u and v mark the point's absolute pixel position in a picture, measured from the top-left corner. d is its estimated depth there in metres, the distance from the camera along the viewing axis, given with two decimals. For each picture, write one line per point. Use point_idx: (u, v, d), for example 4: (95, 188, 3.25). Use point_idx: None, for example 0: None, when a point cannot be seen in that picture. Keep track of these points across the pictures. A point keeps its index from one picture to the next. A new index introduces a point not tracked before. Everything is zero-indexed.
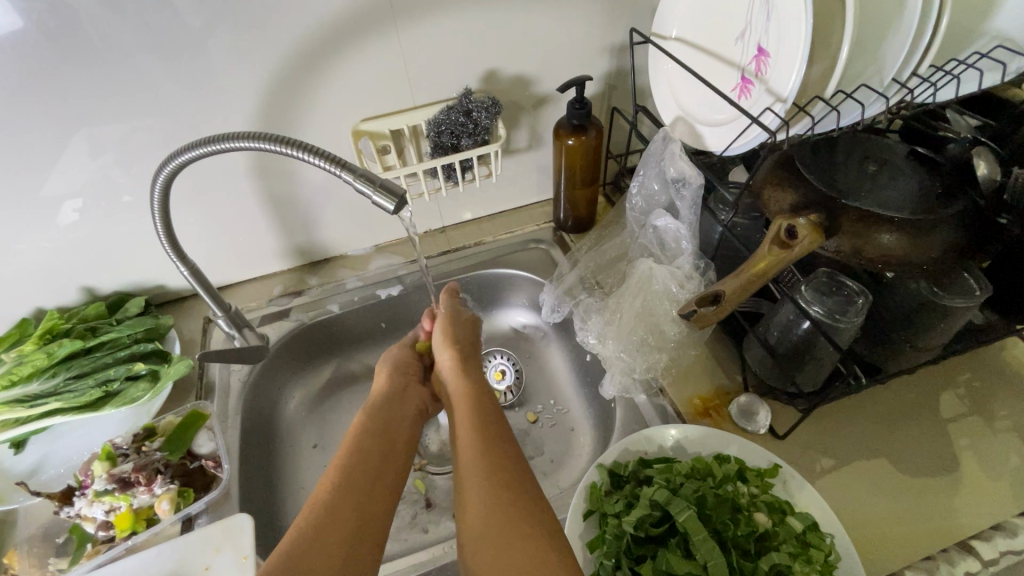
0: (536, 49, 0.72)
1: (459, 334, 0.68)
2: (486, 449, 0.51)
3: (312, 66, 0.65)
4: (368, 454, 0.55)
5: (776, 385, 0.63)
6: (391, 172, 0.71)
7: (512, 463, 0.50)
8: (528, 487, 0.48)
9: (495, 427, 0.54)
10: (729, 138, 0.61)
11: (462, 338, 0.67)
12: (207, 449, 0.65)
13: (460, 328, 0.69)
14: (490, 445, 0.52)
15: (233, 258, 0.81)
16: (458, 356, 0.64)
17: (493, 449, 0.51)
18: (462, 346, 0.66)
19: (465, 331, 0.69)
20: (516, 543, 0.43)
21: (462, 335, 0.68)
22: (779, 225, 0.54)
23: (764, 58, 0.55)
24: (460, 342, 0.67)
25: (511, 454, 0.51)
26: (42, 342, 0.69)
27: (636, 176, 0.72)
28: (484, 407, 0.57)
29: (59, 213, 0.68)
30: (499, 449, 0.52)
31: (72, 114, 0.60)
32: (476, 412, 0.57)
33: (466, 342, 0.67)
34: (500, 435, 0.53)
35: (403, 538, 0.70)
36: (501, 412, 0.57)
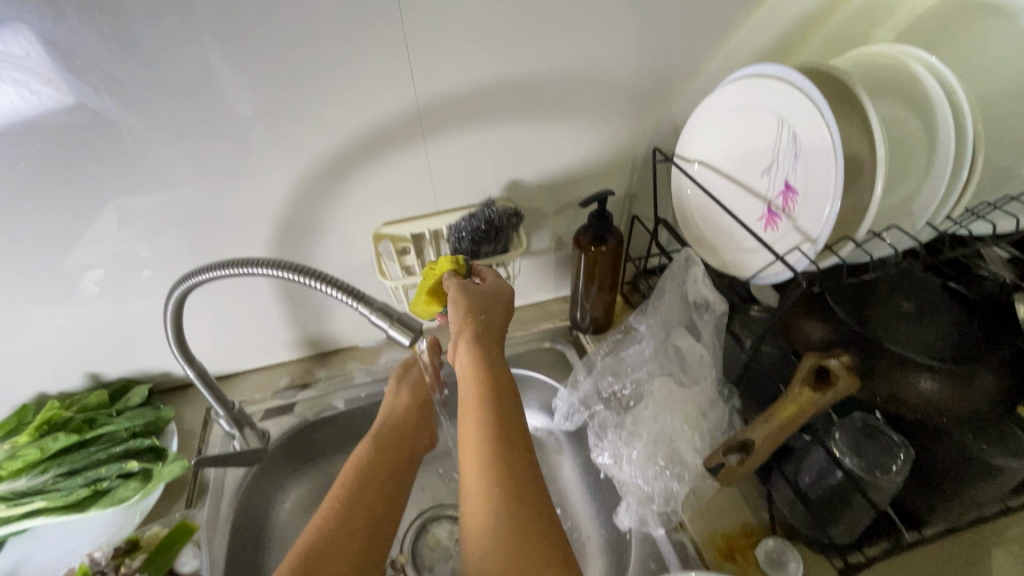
0: (559, 162, 0.73)
1: (474, 301, 0.60)
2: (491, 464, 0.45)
3: (340, 173, 0.66)
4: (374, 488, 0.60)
5: (809, 533, 0.57)
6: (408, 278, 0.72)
7: (521, 475, 0.45)
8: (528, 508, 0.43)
9: (502, 426, 0.48)
10: (755, 268, 0.59)
11: (479, 309, 0.59)
12: (189, 569, 0.58)
13: (473, 294, 0.60)
14: (492, 458, 0.46)
15: (243, 347, 0.79)
16: (469, 327, 0.58)
17: (497, 441, 0.47)
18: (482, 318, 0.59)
19: (481, 299, 0.60)
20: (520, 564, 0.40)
21: (480, 303, 0.60)
22: (809, 365, 0.51)
23: (792, 195, 0.54)
24: (473, 309, 0.59)
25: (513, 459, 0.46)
26: (37, 434, 0.67)
27: (655, 291, 0.70)
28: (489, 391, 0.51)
29: (77, 290, 0.68)
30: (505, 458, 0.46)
31: (103, 206, 0.62)
32: (483, 401, 0.50)
33: (483, 311, 0.59)
34: (508, 442, 0.47)
35: None
36: (513, 404, 0.51)
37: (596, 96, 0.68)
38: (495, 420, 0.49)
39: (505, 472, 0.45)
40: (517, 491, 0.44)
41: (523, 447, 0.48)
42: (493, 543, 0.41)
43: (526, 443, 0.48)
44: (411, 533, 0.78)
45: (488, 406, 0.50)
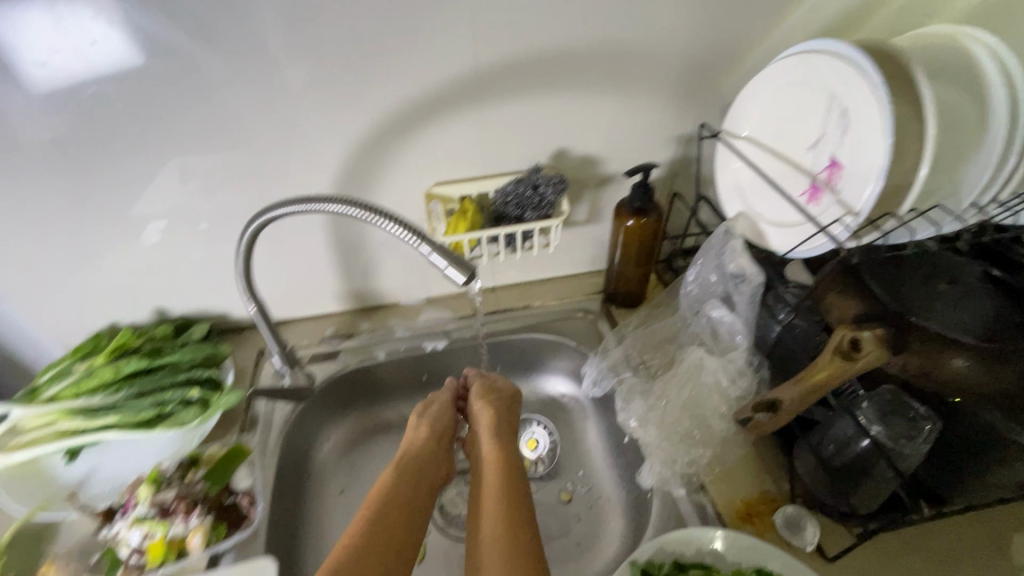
0: (606, 134, 0.75)
1: (495, 389, 0.74)
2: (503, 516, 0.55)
3: (397, 131, 0.70)
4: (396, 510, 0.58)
5: (828, 501, 0.58)
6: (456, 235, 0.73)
7: (532, 547, 0.53)
8: (537, 564, 0.51)
9: (516, 508, 0.57)
10: (793, 242, 0.61)
11: (500, 395, 0.73)
12: (244, 486, 0.64)
13: (491, 385, 0.75)
14: (507, 530, 0.54)
15: (295, 295, 0.85)
16: (490, 421, 0.69)
17: (515, 537, 0.53)
18: (499, 406, 0.71)
19: (500, 389, 0.74)
20: None
21: (501, 398, 0.73)
22: (842, 337, 0.54)
23: (837, 170, 0.56)
24: (495, 404, 0.71)
25: (529, 543, 0.53)
26: (112, 357, 0.74)
27: (693, 264, 0.71)
28: (504, 483, 0.60)
29: (144, 229, 0.73)
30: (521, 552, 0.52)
31: (181, 149, 0.67)
32: (500, 487, 0.59)
33: (503, 402, 0.72)
34: (519, 520, 0.55)
35: None
36: (527, 500, 0.59)
37: (649, 70, 0.69)
38: (508, 501, 0.57)
39: (521, 559, 0.51)
40: (528, 559, 0.51)
41: (534, 540, 0.54)
42: None
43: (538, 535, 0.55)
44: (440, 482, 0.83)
45: (502, 491, 0.59)
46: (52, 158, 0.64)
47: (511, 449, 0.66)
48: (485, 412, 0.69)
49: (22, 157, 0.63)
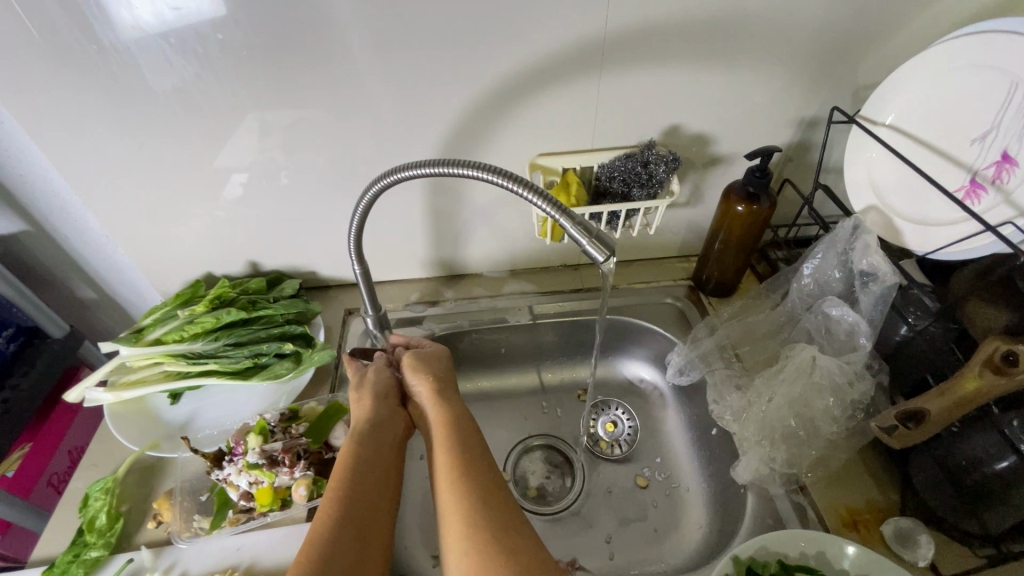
0: (725, 113, 0.71)
1: (424, 359, 0.66)
2: (456, 485, 0.49)
3: (510, 97, 0.67)
4: (357, 483, 0.52)
5: (949, 520, 0.56)
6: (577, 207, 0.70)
7: (498, 509, 0.47)
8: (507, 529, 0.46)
9: (473, 464, 0.52)
10: (939, 241, 0.56)
11: (426, 363, 0.65)
12: (342, 443, 0.64)
13: (422, 354, 0.66)
14: (462, 495, 0.48)
15: (384, 259, 0.85)
16: (431, 392, 0.62)
17: (478, 501, 0.48)
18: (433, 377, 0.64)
19: (430, 358, 0.67)
20: None
21: (434, 366, 0.66)
22: (994, 348, 0.50)
23: (1009, 166, 0.51)
24: (430, 374, 0.63)
25: (494, 508, 0.47)
26: (210, 306, 0.75)
27: (810, 255, 0.67)
28: (455, 447, 0.53)
29: (226, 185, 0.73)
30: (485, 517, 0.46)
31: (296, 106, 0.66)
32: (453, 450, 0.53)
33: (439, 370, 0.65)
34: (482, 484, 0.50)
35: None
36: (485, 458, 0.53)
37: (787, 44, 0.64)
38: (463, 466, 0.51)
39: (487, 524, 0.46)
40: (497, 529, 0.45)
41: (499, 499, 0.49)
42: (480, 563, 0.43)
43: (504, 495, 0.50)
44: (516, 454, 0.83)
45: (453, 457, 0.52)
46: (173, 109, 0.64)
47: (456, 408, 0.60)
48: (425, 380, 0.62)
49: (144, 105, 0.63)
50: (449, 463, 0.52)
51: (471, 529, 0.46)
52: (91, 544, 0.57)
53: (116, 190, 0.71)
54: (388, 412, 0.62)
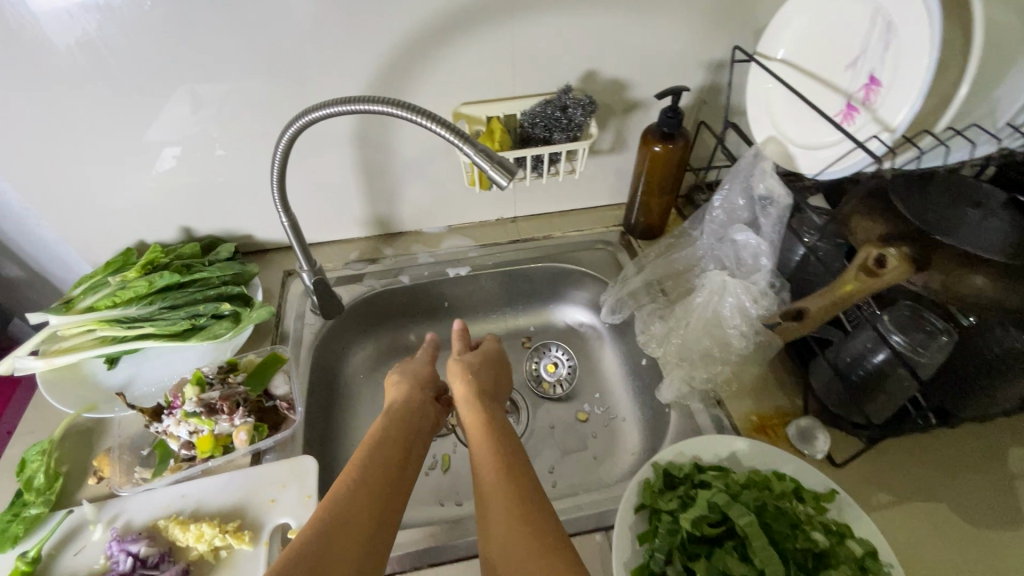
0: (637, 57, 0.74)
1: (473, 360, 0.73)
2: (498, 470, 0.56)
3: (427, 44, 0.68)
4: (394, 461, 0.58)
5: (841, 413, 0.62)
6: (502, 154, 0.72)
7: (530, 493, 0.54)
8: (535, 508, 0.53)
9: (508, 460, 0.58)
10: (824, 163, 0.61)
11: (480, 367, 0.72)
12: (281, 391, 0.66)
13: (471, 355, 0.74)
14: (500, 477, 0.56)
15: (319, 219, 0.85)
16: (474, 389, 0.69)
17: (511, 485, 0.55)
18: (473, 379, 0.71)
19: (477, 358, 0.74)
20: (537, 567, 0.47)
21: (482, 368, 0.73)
22: (868, 254, 0.56)
23: (875, 87, 0.56)
24: (474, 372, 0.71)
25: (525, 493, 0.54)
26: (143, 272, 0.75)
27: (719, 189, 0.72)
28: (494, 439, 0.61)
29: (158, 161, 0.73)
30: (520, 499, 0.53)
31: (209, 58, 0.65)
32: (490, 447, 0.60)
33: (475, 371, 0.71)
34: (516, 469, 0.57)
35: (429, 510, 0.73)
36: (518, 452, 0.60)
37: None
38: (502, 455, 0.58)
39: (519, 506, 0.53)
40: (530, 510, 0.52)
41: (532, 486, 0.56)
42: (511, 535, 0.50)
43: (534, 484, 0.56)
44: None
45: (493, 448, 0.60)
46: (80, 65, 0.63)
47: (495, 409, 0.67)
48: (462, 383, 0.69)
49: (49, 61, 0.61)
50: (490, 454, 0.59)
51: (507, 504, 0.53)
52: (30, 502, 0.57)
53: (29, 155, 0.69)
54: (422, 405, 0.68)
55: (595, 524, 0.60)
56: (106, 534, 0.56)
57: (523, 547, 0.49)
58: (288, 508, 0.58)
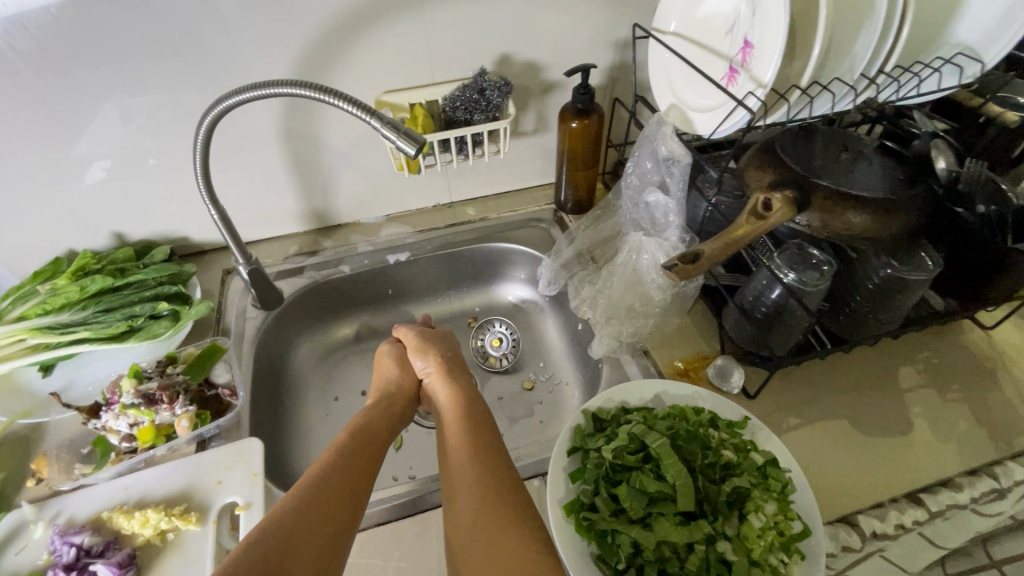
0: (547, 39, 0.79)
1: (435, 343, 0.75)
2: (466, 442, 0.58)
3: (343, 36, 0.71)
4: (368, 447, 0.59)
5: (751, 348, 0.68)
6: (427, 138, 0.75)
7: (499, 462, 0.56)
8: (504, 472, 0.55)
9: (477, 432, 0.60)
10: (717, 121, 0.66)
11: (444, 348, 0.75)
12: (223, 380, 0.68)
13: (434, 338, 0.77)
14: (470, 447, 0.57)
15: (255, 215, 0.86)
16: (442, 367, 0.71)
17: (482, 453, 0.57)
18: (445, 361, 0.73)
19: (441, 341, 0.76)
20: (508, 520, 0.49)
21: (443, 348, 0.75)
22: (756, 200, 0.59)
23: (750, 50, 0.62)
24: (441, 354, 0.73)
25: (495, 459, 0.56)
26: (74, 278, 0.75)
27: (631, 157, 0.77)
28: (464, 414, 0.63)
29: (86, 171, 0.74)
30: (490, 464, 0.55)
31: (124, 60, 0.65)
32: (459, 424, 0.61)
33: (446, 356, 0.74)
34: (488, 441, 0.58)
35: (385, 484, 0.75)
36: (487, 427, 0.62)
37: None
38: (473, 430, 0.60)
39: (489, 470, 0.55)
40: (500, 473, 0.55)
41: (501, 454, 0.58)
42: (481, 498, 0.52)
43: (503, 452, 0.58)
44: None
45: (463, 424, 0.61)
46: None
47: (466, 384, 0.70)
48: (434, 365, 0.72)
49: None
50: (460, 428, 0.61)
51: (474, 473, 0.54)
52: None
53: None
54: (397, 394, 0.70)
55: (534, 471, 0.64)
56: (48, 530, 0.56)
57: (497, 508, 0.51)
58: (234, 488, 0.60)
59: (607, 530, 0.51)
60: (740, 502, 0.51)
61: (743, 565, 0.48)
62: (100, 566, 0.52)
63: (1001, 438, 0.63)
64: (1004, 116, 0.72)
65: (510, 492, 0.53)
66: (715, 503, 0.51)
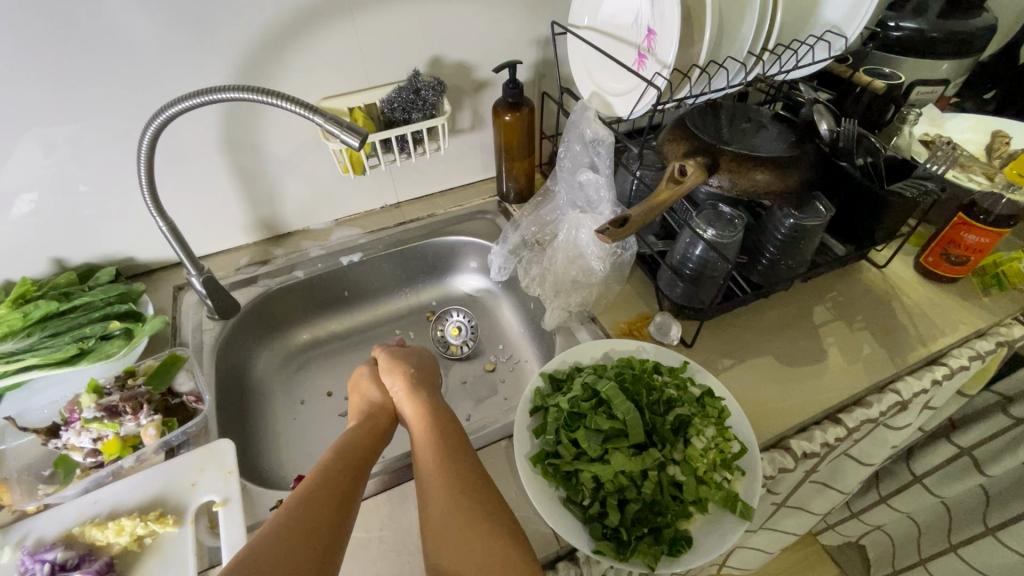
0: (475, 41, 0.84)
1: (404, 360, 0.70)
2: (441, 462, 0.54)
3: (279, 47, 0.74)
4: (343, 466, 0.54)
5: (685, 303, 0.75)
6: (369, 138, 0.78)
7: (479, 486, 0.53)
8: (485, 498, 0.52)
9: (457, 454, 0.56)
10: (632, 102, 0.73)
11: (412, 364, 0.69)
12: (186, 388, 0.69)
13: (404, 355, 0.72)
14: (447, 465, 0.54)
15: (202, 230, 0.87)
16: (410, 382, 0.65)
17: (460, 477, 0.53)
18: (415, 373, 0.68)
19: (410, 358, 0.71)
20: (490, 556, 0.47)
21: (410, 363, 0.69)
22: (673, 167, 0.65)
23: (653, 36, 0.69)
24: (409, 369, 0.68)
25: (476, 484, 0.53)
26: (15, 305, 0.73)
27: (562, 143, 0.85)
28: (438, 431, 0.58)
29: (19, 201, 0.73)
30: (469, 491, 0.52)
31: (54, 80, 0.65)
32: (435, 442, 0.57)
33: (417, 370, 0.68)
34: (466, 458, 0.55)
35: None
36: (467, 446, 0.58)
37: None
38: (447, 444, 0.57)
39: (470, 496, 0.51)
40: (477, 500, 0.51)
41: (483, 479, 0.54)
42: (463, 529, 0.49)
43: (485, 476, 0.54)
44: None
45: (437, 440, 0.57)
46: None
47: (436, 398, 0.64)
48: (403, 380, 0.66)
49: None
50: (430, 446, 0.57)
51: (454, 493, 0.51)
52: None
53: None
54: (376, 415, 0.64)
55: (500, 435, 0.69)
56: (16, 554, 0.55)
57: (476, 538, 0.48)
58: (210, 487, 0.61)
59: (571, 471, 0.56)
60: (684, 429, 0.58)
61: (691, 483, 0.55)
62: None
63: (898, 354, 0.73)
64: (873, 84, 0.82)
65: (493, 514, 0.50)
66: (662, 433, 0.57)
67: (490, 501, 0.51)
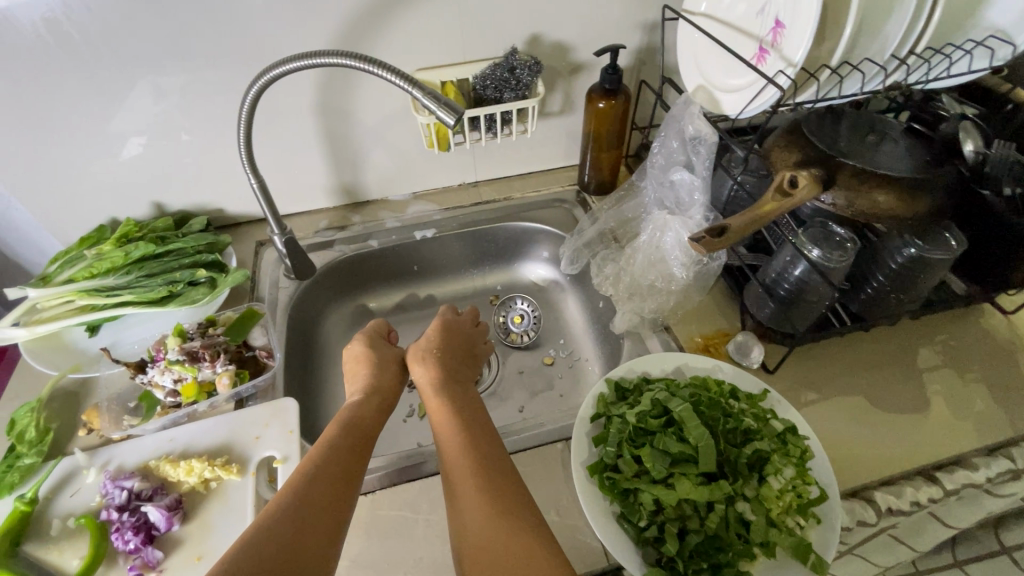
0: (579, 20, 0.80)
1: (431, 344, 0.69)
2: (466, 455, 0.54)
3: (381, 14, 0.73)
4: (353, 446, 0.54)
5: (773, 325, 0.69)
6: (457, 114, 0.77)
7: (504, 483, 0.52)
8: (510, 495, 0.51)
9: (481, 448, 0.55)
10: (744, 101, 0.67)
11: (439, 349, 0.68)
12: (260, 342, 0.72)
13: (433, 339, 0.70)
14: (473, 459, 0.53)
15: (287, 189, 0.89)
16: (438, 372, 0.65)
17: (483, 472, 0.52)
18: (441, 360, 0.66)
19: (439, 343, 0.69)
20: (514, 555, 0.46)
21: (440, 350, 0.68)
22: (782, 176, 0.59)
23: (780, 30, 0.63)
24: (438, 357, 0.67)
25: (499, 480, 0.52)
26: (119, 243, 0.78)
27: (657, 137, 0.79)
28: (464, 424, 0.58)
29: (128, 145, 0.77)
30: (492, 486, 0.51)
31: (171, 30, 0.68)
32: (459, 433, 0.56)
33: (445, 357, 0.67)
34: (486, 448, 0.55)
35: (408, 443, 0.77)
36: (493, 440, 0.57)
37: None
38: (472, 438, 0.56)
39: (493, 493, 0.50)
40: (503, 497, 0.50)
41: (507, 476, 0.53)
42: (487, 526, 0.48)
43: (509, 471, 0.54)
44: None
45: (461, 430, 0.57)
46: (47, 45, 0.65)
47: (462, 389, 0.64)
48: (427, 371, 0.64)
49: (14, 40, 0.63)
50: (456, 433, 0.56)
51: (480, 488, 0.51)
52: (23, 454, 0.61)
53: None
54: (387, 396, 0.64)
55: (556, 436, 0.67)
56: (100, 476, 0.60)
57: (501, 536, 0.47)
58: (272, 443, 0.63)
59: (630, 488, 0.53)
60: (760, 465, 0.53)
61: (761, 524, 0.51)
62: (150, 508, 0.55)
63: (1016, 416, 0.64)
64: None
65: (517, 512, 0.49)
66: (734, 464, 0.53)
67: (515, 500, 0.50)
